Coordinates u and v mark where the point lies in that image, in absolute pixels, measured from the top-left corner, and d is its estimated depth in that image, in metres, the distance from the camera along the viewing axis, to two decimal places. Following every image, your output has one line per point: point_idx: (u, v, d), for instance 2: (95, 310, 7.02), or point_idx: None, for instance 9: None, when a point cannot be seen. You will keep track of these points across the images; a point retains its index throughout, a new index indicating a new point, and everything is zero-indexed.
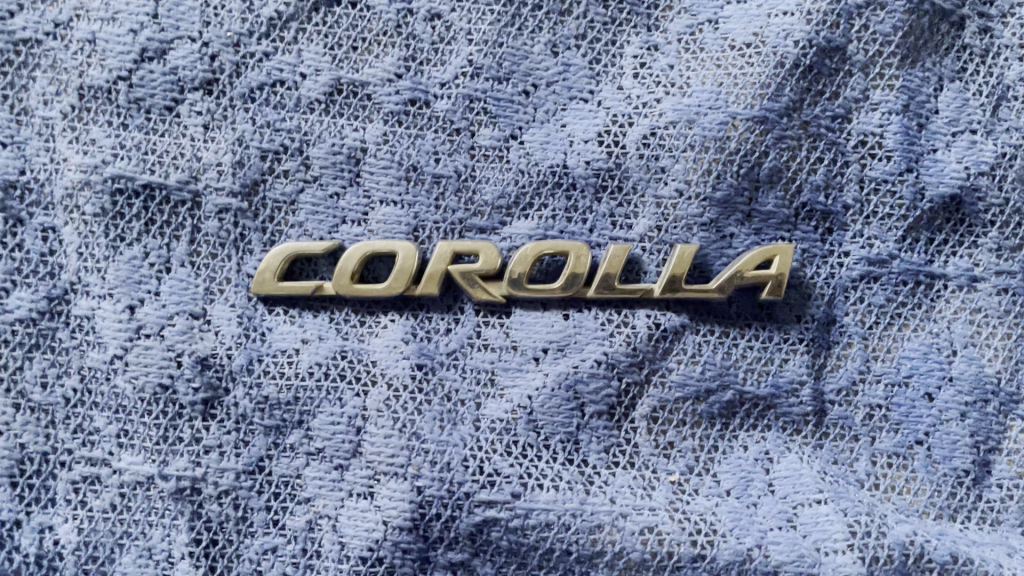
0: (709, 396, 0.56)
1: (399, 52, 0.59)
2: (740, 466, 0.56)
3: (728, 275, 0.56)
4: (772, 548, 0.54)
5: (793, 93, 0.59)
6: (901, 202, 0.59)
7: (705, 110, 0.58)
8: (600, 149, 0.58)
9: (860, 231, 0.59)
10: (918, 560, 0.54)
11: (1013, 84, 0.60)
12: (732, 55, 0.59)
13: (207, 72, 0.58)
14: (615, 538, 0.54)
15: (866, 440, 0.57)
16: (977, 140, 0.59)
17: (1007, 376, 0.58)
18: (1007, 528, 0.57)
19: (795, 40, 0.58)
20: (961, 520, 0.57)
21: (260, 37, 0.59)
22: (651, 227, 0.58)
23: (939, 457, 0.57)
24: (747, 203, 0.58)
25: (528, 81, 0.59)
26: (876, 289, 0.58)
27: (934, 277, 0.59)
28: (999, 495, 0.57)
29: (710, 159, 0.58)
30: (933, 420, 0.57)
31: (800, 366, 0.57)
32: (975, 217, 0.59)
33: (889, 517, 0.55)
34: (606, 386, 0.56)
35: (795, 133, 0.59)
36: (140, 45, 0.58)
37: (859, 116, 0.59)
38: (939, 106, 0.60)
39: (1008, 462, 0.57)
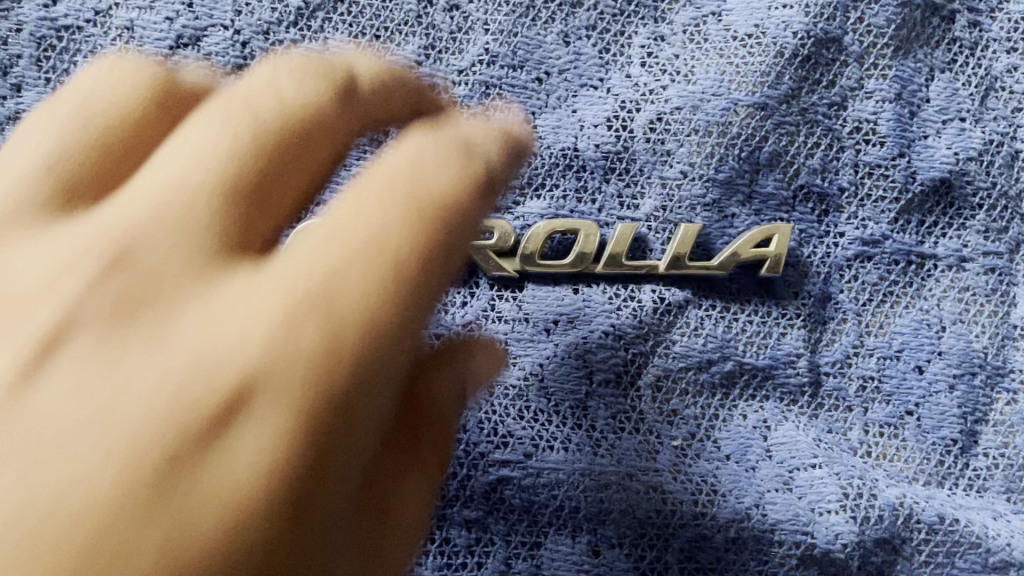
0: (710, 366, 0.60)
1: (420, 40, 0.63)
2: (739, 433, 0.59)
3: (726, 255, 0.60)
4: (769, 508, 0.57)
5: (792, 81, 0.62)
6: (894, 184, 0.62)
7: (708, 96, 0.62)
8: (609, 134, 0.62)
9: (854, 213, 0.62)
10: (908, 520, 0.57)
11: (1001, 75, 0.64)
12: (733, 46, 0.63)
13: (238, 58, 0.61)
14: (622, 498, 0.57)
15: (859, 410, 0.60)
16: (965, 128, 0.63)
17: (993, 351, 0.62)
18: (993, 495, 0.60)
19: (794, 31, 0.62)
20: (949, 487, 0.59)
21: (289, 25, 0.62)
22: (657, 207, 0.61)
23: (928, 426, 0.60)
24: (748, 185, 0.62)
25: (540, 69, 0.63)
26: (869, 268, 0.62)
27: (924, 257, 0.62)
28: (986, 463, 0.60)
29: (712, 142, 0.62)
30: (923, 391, 0.60)
31: (797, 339, 0.61)
32: (964, 201, 0.63)
33: (880, 480, 0.58)
34: (614, 355, 0.59)
35: (794, 119, 0.62)
36: (176, 32, 0.62)
37: (855, 103, 0.63)
38: (931, 94, 0.63)
39: (994, 432, 0.61)
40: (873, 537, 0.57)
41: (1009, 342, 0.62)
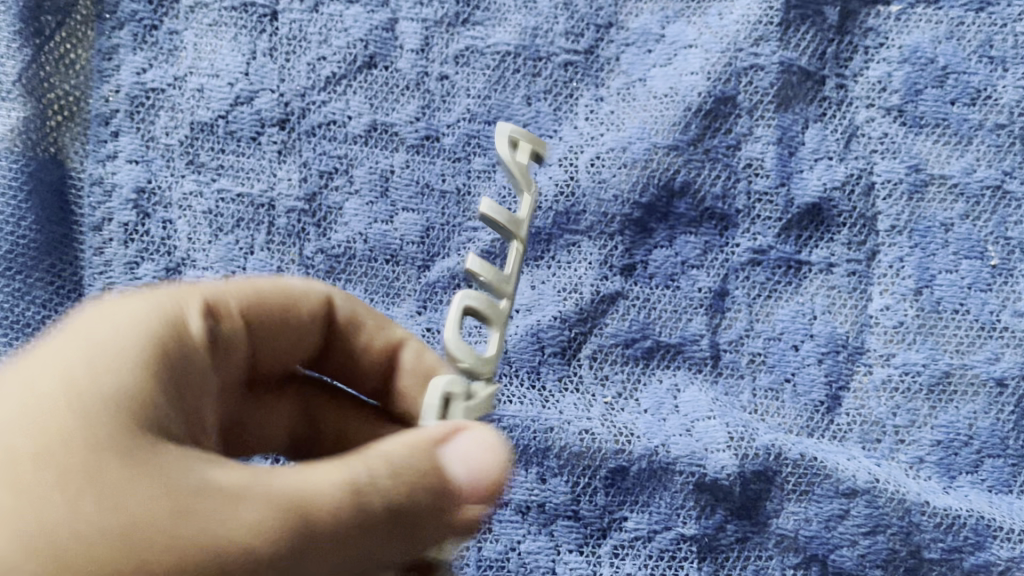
0: (634, 343, 0.79)
1: (418, 102, 0.83)
2: (656, 392, 0.78)
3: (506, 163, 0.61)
4: (673, 446, 0.76)
5: (697, 129, 0.82)
6: (777, 208, 0.81)
7: (634, 140, 0.82)
8: (561, 171, 0.82)
9: (748, 228, 0.81)
10: (778, 457, 0.75)
11: (861, 125, 0.83)
12: (653, 103, 0.83)
13: (282, 113, 0.82)
14: (562, 437, 0.76)
15: (748, 378, 0.79)
16: (832, 164, 0.82)
17: (853, 334, 0.80)
18: (850, 443, 0.78)
19: (699, 91, 0.83)
20: (816, 436, 0.78)
21: (319, 89, 0.83)
22: (596, 221, 0.81)
23: (801, 391, 0.79)
24: (666, 207, 0.81)
25: (509, 124, 0.83)
26: (758, 270, 0.81)
27: (801, 263, 0.81)
28: (846, 420, 0.79)
29: (638, 174, 0.81)
30: (798, 364, 0.79)
31: (700, 324, 0.80)
32: (832, 221, 0.82)
33: (760, 430, 0.77)
34: (560, 333, 0.79)
35: (699, 157, 0.82)
36: (236, 93, 0.83)
37: (747, 145, 0.82)
38: (806, 138, 0.83)
39: (854, 396, 0.79)
40: (751, 469, 0.75)
41: (868, 329, 0.80)
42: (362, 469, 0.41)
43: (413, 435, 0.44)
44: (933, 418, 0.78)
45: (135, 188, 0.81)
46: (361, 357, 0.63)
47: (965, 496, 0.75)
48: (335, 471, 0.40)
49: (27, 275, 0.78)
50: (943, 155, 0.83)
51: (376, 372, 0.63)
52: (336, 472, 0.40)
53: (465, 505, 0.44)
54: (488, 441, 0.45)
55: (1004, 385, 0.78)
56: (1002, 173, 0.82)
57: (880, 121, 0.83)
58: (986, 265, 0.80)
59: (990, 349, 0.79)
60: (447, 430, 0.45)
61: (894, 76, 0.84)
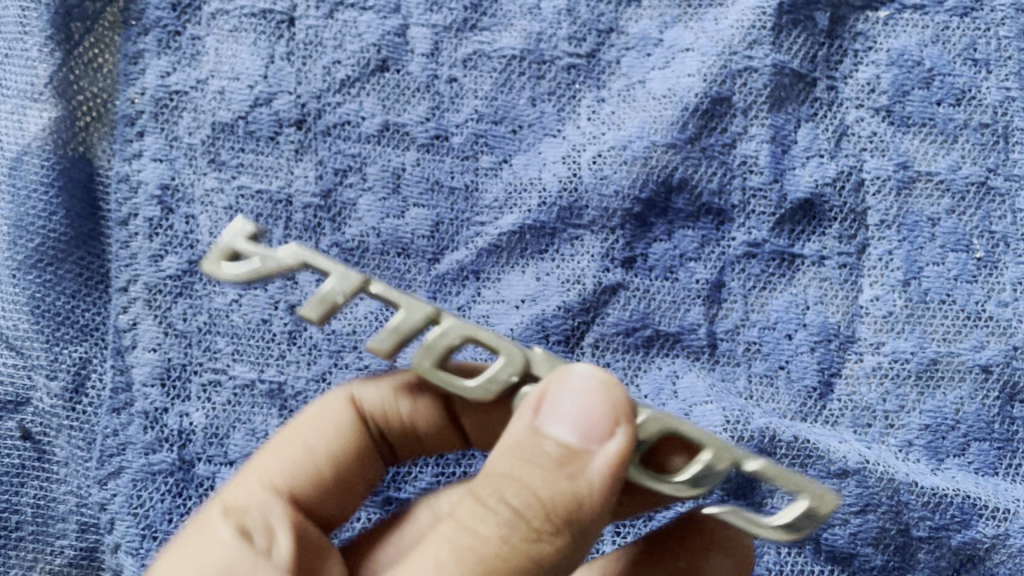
0: (634, 332, 0.83)
1: (428, 103, 0.87)
2: (656, 379, 0.82)
3: (252, 275, 0.53)
4: None
5: (694, 128, 0.86)
6: (771, 203, 0.85)
7: (634, 139, 0.86)
8: (564, 168, 0.86)
9: (743, 223, 0.85)
10: (772, 439, 0.79)
11: (851, 124, 0.87)
12: (652, 104, 0.87)
13: (299, 114, 0.86)
14: None
15: (744, 365, 0.83)
16: (824, 161, 0.86)
17: (845, 324, 0.83)
18: (843, 427, 0.81)
19: (696, 92, 0.87)
20: (810, 421, 0.81)
21: (334, 91, 0.87)
22: (598, 216, 0.85)
23: (795, 378, 0.82)
24: (665, 202, 0.85)
25: (515, 123, 0.87)
26: (753, 263, 0.85)
27: (794, 257, 0.85)
28: (838, 405, 0.82)
29: (637, 171, 0.85)
30: (792, 352, 0.83)
31: (698, 314, 0.83)
32: (824, 215, 0.85)
33: (755, 414, 0.80)
34: (564, 322, 0.83)
35: (696, 155, 0.86)
36: (255, 95, 0.87)
37: (742, 144, 0.86)
38: (798, 138, 0.87)
39: (846, 382, 0.82)
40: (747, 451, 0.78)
41: (859, 318, 0.83)
42: (483, 501, 0.49)
43: (516, 434, 0.50)
44: (921, 404, 0.81)
45: (159, 185, 0.85)
46: (415, 427, 0.68)
47: (952, 478, 0.79)
48: (474, 514, 0.49)
49: (59, 267, 0.83)
50: (930, 153, 0.86)
51: (437, 433, 0.69)
52: (450, 540, 0.49)
53: (593, 457, 0.49)
54: (590, 384, 0.50)
55: (988, 371, 0.81)
56: (986, 170, 0.86)
57: (869, 121, 0.87)
58: (971, 258, 0.84)
59: (975, 338, 0.82)
60: (540, 401, 0.50)
61: (882, 78, 0.88)
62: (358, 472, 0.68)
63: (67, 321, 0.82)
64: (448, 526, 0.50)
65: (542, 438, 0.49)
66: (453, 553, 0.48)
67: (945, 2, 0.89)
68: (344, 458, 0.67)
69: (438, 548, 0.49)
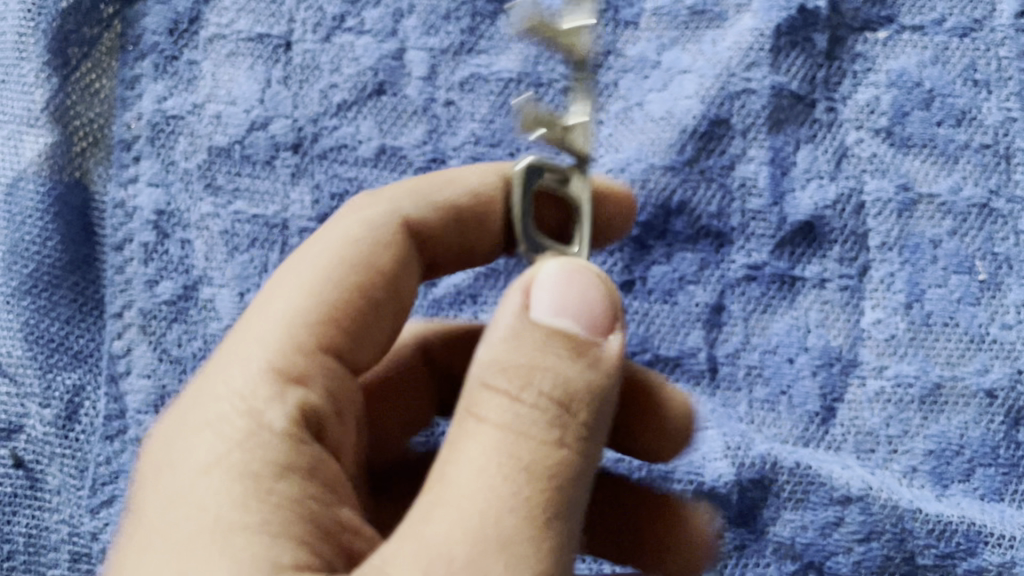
0: (633, 356, 0.82)
1: (425, 126, 0.87)
2: None
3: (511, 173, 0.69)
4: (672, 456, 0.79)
5: (692, 150, 0.86)
6: (771, 225, 0.84)
7: (632, 161, 0.86)
8: None
9: (742, 245, 0.84)
10: (774, 465, 0.78)
11: (851, 146, 0.87)
12: (650, 126, 0.88)
13: (296, 138, 0.86)
14: None
15: (745, 390, 0.82)
16: (823, 183, 0.85)
17: (848, 347, 0.82)
18: (845, 453, 0.80)
19: (693, 114, 0.87)
20: (813, 446, 0.80)
21: (331, 114, 0.87)
22: None
23: (797, 403, 0.81)
24: (664, 225, 0.85)
25: (513, 146, 0.87)
26: (753, 286, 0.84)
27: (795, 279, 0.84)
28: (841, 430, 0.80)
29: (635, 194, 0.85)
30: (793, 376, 0.81)
31: (698, 338, 0.82)
32: (825, 237, 0.84)
33: (757, 439, 0.80)
34: None
35: (695, 178, 0.85)
36: (251, 120, 0.87)
37: (741, 166, 0.86)
38: (798, 160, 0.86)
39: (849, 408, 0.81)
40: (748, 476, 0.78)
41: (862, 342, 0.82)
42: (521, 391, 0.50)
43: (493, 335, 0.52)
44: (925, 428, 0.79)
45: (155, 210, 0.85)
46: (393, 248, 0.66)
47: (957, 504, 0.77)
48: (506, 406, 0.50)
49: (53, 292, 0.82)
50: (931, 174, 0.85)
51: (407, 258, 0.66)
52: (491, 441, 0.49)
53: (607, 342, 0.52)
54: (565, 271, 0.54)
55: (993, 396, 0.79)
56: (989, 191, 0.85)
57: (869, 142, 0.86)
58: (974, 280, 0.83)
59: (979, 361, 0.81)
60: (514, 304, 0.52)
61: (882, 99, 0.87)
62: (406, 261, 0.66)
63: (61, 347, 0.82)
64: (468, 428, 0.50)
65: (516, 326, 0.52)
66: (497, 460, 0.48)
67: (945, 22, 0.89)
68: (355, 287, 0.63)
69: (479, 449, 0.49)
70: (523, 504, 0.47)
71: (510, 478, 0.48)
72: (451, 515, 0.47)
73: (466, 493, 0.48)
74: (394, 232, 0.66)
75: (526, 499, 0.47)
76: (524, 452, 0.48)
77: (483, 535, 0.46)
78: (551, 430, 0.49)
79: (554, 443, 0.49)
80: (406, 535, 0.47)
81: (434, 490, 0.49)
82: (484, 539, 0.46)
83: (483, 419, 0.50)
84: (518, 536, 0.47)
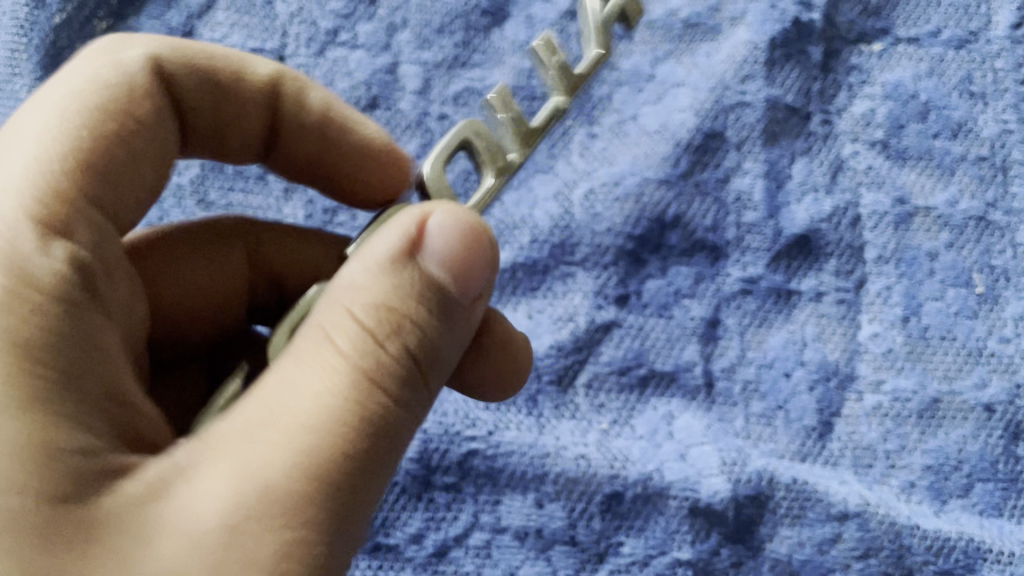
0: (629, 371, 0.82)
1: (418, 140, 0.86)
2: (651, 419, 0.81)
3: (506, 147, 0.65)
4: (667, 472, 0.78)
5: (687, 163, 0.86)
6: (767, 238, 0.84)
7: (627, 175, 0.86)
8: (556, 205, 0.86)
9: (738, 259, 0.84)
10: (771, 481, 0.77)
11: (847, 159, 0.86)
12: (645, 139, 0.88)
13: None
14: (558, 463, 0.79)
15: (742, 405, 0.81)
16: (819, 197, 0.85)
17: (845, 361, 0.81)
18: (843, 468, 0.79)
19: (687, 128, 0.87)
20: (810, 461, 0.79)
21: None
22: (590, 252, 0.84)
23: (794, 418, 0.80)
24: (659, 239, 0.84)
25: None
26: (749, 299, 0.83)
27: (790, 293, 0.83)
28: (838, 445, 0.79)
29: (628, 208, 0.85)
30: (790, 392, 0.81)
31: (694, 352, 0.82)
32: (821, 251, 0.84)
33: (753, 455, 0.79)
34: (556, 360, 0.82)
35: (690, 192, 0.85)
36: None
37: (736, 179, 0.85)
38: (794, 173, 0.86)
39: (847, 423, 0.80)
40: (744, 493, 0.77)
41: (859, 356, 0.81)
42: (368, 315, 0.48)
43: (369, 254, 0.50)
44: (923, 443, 0.79)
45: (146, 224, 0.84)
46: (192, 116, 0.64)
47: (955, 520, 0.76)
48: (339, 328, 0.48)
49: None
50: (928, 187, 0.85)
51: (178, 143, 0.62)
52: (314, 359, 0.47)
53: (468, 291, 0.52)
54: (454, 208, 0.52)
55: (991, 410, 0.79)
56: (986, 204, 0.84)
57: (865, 154, 0.86)
58: (972, 293, 0.82)
59: (978, 375, 0.80)
60: (403, 230, 0.50)
61: (877, 112, 0.87)
62: (238, 114, 0.66)
63: None
64: (303, 345, 0.48)
65: (403, 247, 0.50)
66: (322, 385, 0.46)
67: (940, 34, 0.89)
68: (116, 117, 0.56)
69: (301, 373, 0.47)
70: (348, 444, 0.45)
71: (331, 405, 0.46)
72: (265, 445, 0.45)
73: (288, 423, 0.45)
74: (148, 69, 0.59)
75: (353, 441, 0.45)
76: (361, 385, 0.46)
77: (305, 473, 0.44)
78: (399, 372, 0.48)
79: (397, 385, 0.48)
80: (206, 458, 0.45)
81: (258, 418, 0.46)
82: (302, 481, 0.44)
83: (333, 341, 0.47)
84: (339, 483, 0.45)
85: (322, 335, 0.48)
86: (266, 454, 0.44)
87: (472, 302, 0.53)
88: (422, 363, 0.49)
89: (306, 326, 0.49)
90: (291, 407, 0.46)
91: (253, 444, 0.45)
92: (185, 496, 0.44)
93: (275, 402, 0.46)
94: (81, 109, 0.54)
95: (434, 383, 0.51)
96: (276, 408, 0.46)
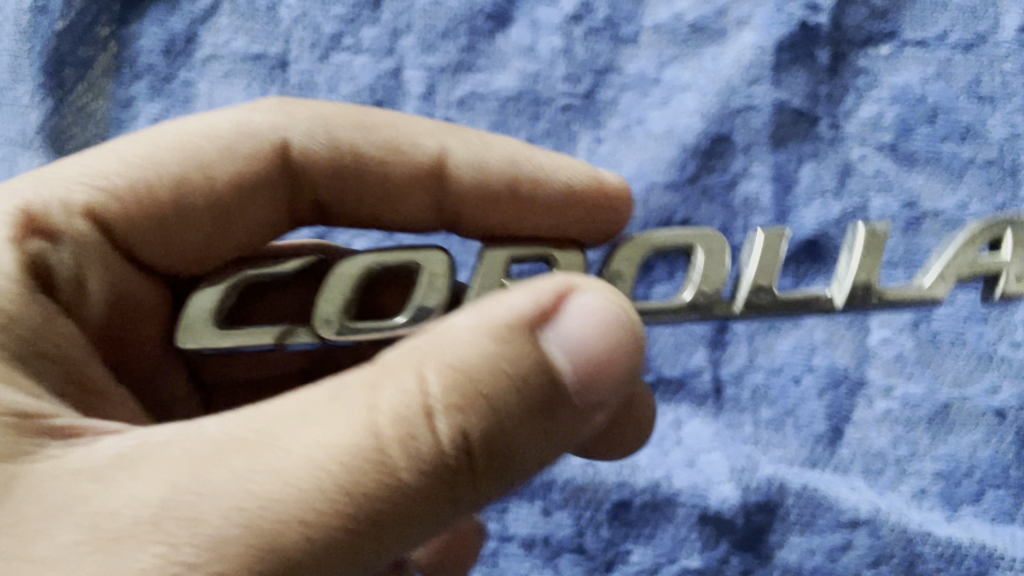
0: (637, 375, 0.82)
1: None
2: (659, 425, 0.82)
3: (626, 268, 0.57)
4: (675, 478, 0.79)
5: (693, 168, 0.86)
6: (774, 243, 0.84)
7: (633, 180, 0.86)
8: None
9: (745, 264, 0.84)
10: (780, 487, 0.77)
11: (854, 162, 0.85)
12: (652, 144, 0.87)
13: None
14: (565, 471, 0.79)
15: (750, 411, 0.81)
16: (827, 201, 0.84)
17: (855, 367, 0.80)
18: (853, 474, 0.78)
19: (693, 132, 0.86)
20: (819, 467, 0.79)
21: None
22: None
23: (802, 424, 0.80)
24: None
25: None
26: None
27: None
28: (847, 452, 0.79)
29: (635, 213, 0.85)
30: (798, 398, 0.80)
31: (702, 358, 0.82)
32: (829, 257, 0.83)
33: (762, 461, 0.79)
34: None
35: (696, 197, 0.85)
36: None
37: (743, 184, 0.85)
38: (800, 178, 0.85)
39: (856, 429, 0.79)
40: (754, 501, 0.77)
41: (868, 361, 0.80)
42: (439, 387, 0.40)
43: (485, 311, 0.42)
44: (933, 449, 0.78)
45: None
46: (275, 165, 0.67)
47: (967, 528, 0.75)
48: (397, 386, 0.40)
49: None
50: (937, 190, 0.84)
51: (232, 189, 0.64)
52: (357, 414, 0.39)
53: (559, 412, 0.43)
54: (590, 308, 0.44)
55: (1004, 415, 0.77)
56: (997, 207, 0.83)
57: (873, 157, 0.85)
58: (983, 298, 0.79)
59: (989, 381, 0.78)
60: (535, 298, 0.43)
61: (886, 115, 0.86)
62: (393, 194, 0.70)
63: None
64: (356, 393, 0.40)
65: (522, 322, 0.42)
66: (338, 446, 0.38)
67: (947, 37, 0.87)
68: (252, 156, 0.66)
69: (331, 421, 0.39)
70: (317, 522, 0.37)
71: (326, 483, 0.37)
72: (229, 474, 0.38)
73: (265, 465, 0.38)
74: (272, 145, 0.67)
75: (320, 524, 0.37)
76: (365, 466, 0.38)
77: (250, 519, 0.37)
78: (427, 467, 0.39)
79: (423, 481, 0.39)
80: (166, 449, 0.39)
81: (264, 448, 0.38)
82: (244, 534, 0.36)
83: (374, 393, 0.40)
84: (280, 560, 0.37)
85: (373, 376, 0.41)
86: (225, 506, 0.37)
87: (578, 414, 0.44)
88: (477, 463, 0.40)
89: (375, 362, 0.42)
90: (299, 454, 0.38)
91: (231, 482, 0.37)
92: (127, 482, 0.38)
93: (290, 442, 0.38)
94: (186, 146, 0.63)
95: (478, 492, 0.41)
96: (284, 452, 0.38)
